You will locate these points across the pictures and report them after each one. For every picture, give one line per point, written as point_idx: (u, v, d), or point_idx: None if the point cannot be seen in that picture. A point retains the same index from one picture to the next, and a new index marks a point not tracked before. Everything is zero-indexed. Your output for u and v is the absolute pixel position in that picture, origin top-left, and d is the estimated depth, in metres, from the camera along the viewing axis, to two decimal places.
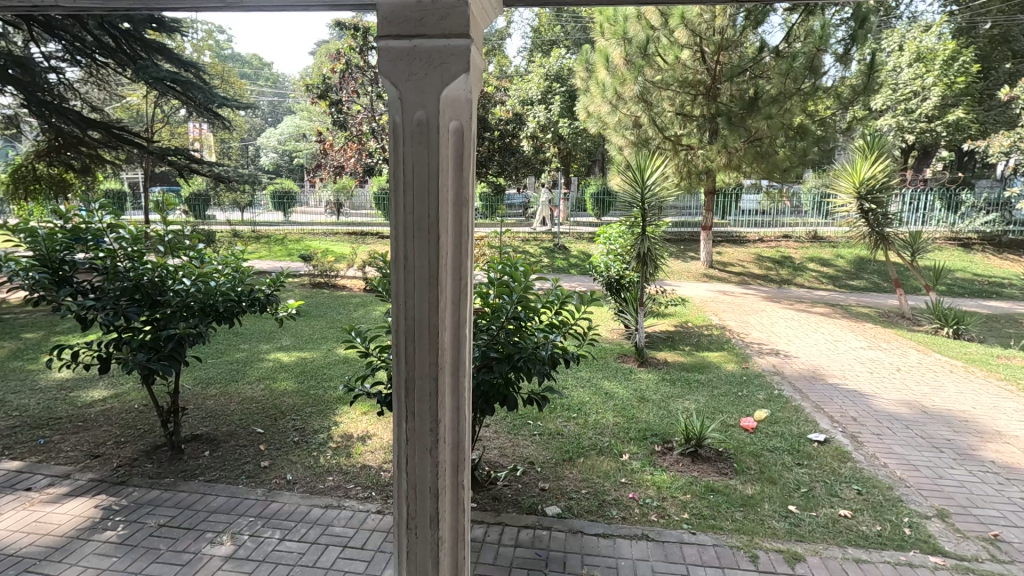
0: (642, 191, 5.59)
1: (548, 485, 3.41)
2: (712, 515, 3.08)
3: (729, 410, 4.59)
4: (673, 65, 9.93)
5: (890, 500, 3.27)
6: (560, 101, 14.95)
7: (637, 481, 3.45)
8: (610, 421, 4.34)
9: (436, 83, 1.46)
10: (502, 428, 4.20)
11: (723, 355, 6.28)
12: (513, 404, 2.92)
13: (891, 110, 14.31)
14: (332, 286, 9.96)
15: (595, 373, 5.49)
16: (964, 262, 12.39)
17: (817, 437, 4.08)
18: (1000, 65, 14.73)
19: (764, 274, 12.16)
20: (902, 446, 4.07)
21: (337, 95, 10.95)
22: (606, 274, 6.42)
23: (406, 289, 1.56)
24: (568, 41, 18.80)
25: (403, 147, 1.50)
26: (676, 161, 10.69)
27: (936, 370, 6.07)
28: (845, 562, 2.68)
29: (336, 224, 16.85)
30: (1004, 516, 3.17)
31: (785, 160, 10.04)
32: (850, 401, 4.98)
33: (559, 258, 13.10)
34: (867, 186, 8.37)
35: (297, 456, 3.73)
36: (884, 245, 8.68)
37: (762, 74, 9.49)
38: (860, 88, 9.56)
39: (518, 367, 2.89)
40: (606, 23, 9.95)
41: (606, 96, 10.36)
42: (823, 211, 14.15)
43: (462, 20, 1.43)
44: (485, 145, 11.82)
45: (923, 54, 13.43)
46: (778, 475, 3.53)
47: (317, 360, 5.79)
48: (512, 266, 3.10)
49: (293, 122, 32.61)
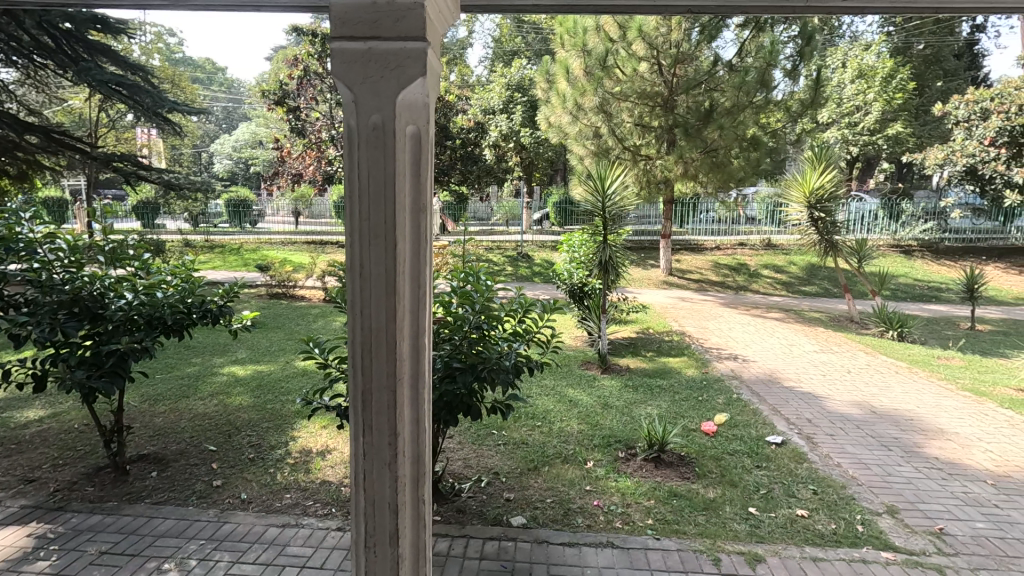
0: (602, 200, 5.66)
1: (513, 496, 3.36)
2: (675, 520, 3.10)
3: (690, 415, 4.66)
4: (631, 77, 10.11)
5: (844, 499, 3.37)
6: (521, 111, 15.06)
7: (601, 488, 3.45)
8: (573, 429, 4.33)
9: (392, 85, 1.42)
10: (465, 439, 4.13)
11: (683, 361, 6.39)
12: (478, 414, 2.87)
13: (836, 123, 14.89)
14: (290, 297, 9.68)
15: (559, 382, 5.47)
16: (904, 268, 13.04)
17: (775, 440, 4.18)
18: (934, 84, 15.89)
19: (721, 281, 12.51)
20: (853, 446, 4.21)
21: (295, 101, 10.74)
22: (570, 282, 6.37)
23: (362, 298, 1.52)
24: (529, 51, 18.96)
25: (357, 151, 1.46)
26: (635, 171, 10.85)
27: (884, 372, 6.34)
28: (802, 561, 2.73)
29: (294, 232, 16.45)
30: (947, 510, 3.31)
31: (739, 171, 10.34)
32: (805, 403, 5.15)
33: (523, 266, 13.15)
34: (817, 196, 8.73)
35: (253, 474, 3.58)
36: (833, 252, 9.02)
37: (717, 87, 9.83)
38: (808, 102, 10.02)
39: (481, 377, 2.83)
40: (566, 34, 10.18)
41: (567, 106, 10.61)
42: (776, 220, 14.87)
43: (417, 22, 1.40)
44: (446, 154, 11.83)
45: (864, 71, 14.20)
46: (738, 477, 3.60)
47: (273, 373, 5.58)
48: (474, 275, 3.10)
49: (248, 127, 31.62)
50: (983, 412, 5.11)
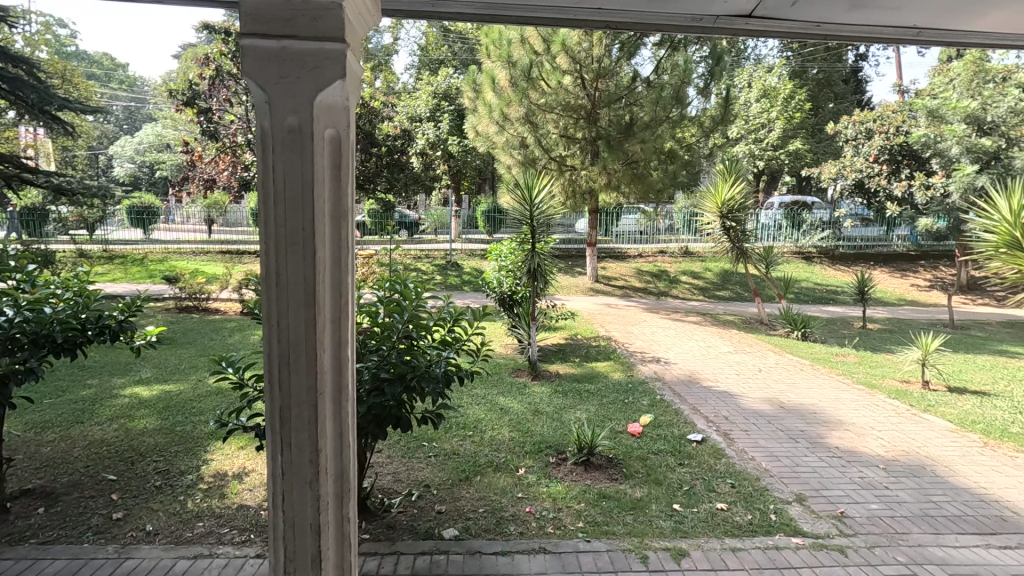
0: (530, 209, 5.74)
1: (444, 508, 3.30)
2: (605, 521, 3.16)
3: (617, 417, 4.79)
4: (556, 89, 10.36)
5: (758, 490, 3.58)
6: (448, 119, 15.00)
7: (533, 494, 3.47)
8: (505, 437, 4.33)
9: (309, 86, 1.37)
10: (395, 452, 4.02)
11: (610, 365, 6.58)
12: (408, 425, 2.79)
13: (744, 139, 15.94)
14: (203, 311, 9.05)
15: (490, 390, 5.45)
16: (806, 273, 14.17)
17: (696, 437, 4.38)
18: (826, 105, 17.48)
19: (644, 287, 13.03)
20: (766, 440, 4.49)
21: (207, 102, 10.14)
22: (499, 290, 6.45)
23: (279, 310, 1.44)
24: (455, 61, 18.93)
25: (272, 154, 1.39)
26: (561, 181, 11.04)
27: (791, 369, 6.83)
28: (722, 553, 2.87)
29: (206, 241, 15.43)
30: (847, 494, 3.60)
31: (658, 182, 10.81)
32: (722, 402, 5.43)
33: (452, 275, 13.07)
34: (728, 206, 9.30)
35: (160, 504, 3.29)
36: (743, 259, 9.65)
37: (636, 102, 10.31)
38: (719, 118, 10.69)
39: (411, 387, 2.76)
40: (492, 45, 10.36)
41: (493, 116, 10.69)
42: (692, 228, 15.65)
43: (336, 23, 1.35)
44: (372, 161, 11.58)
45: (768, 92, 15.38)
46: (662, 475, 3.73)
47: (183, 393, 5.18)
48: (401, 284, 3.05)
49: (153, 129, 29.40)
50: (874, 403, 5.62)
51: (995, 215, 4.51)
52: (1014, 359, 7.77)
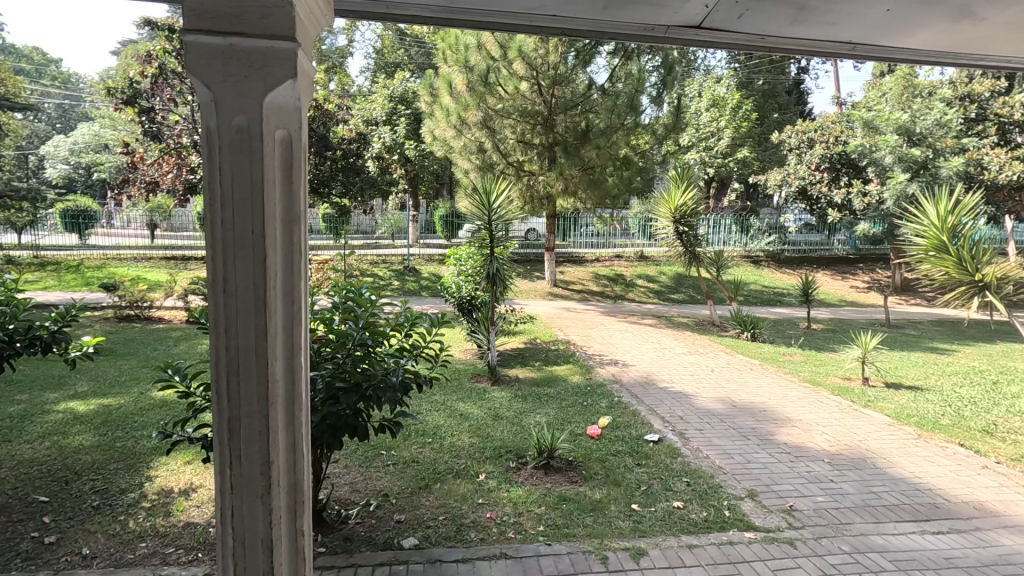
0: (488, 213, 5.74)
1: (403, 517, 3.24)
2: (565, 524, 3.18)
3: (576, 420, 4.84)
4: (513, 95, 10.46)
5: (712, 487, 3.68)
6: (405, 123, 14.85)
7: (493, 500, 3.45)
8: (465, 443, 4.30)
9: (258, 86, 1.33)
10: (352, 462, 3.93)
11: (569, 368, 6.64)
12: (365, 435, 2.72)
13: (695, 146, 16.46)
14: (145, 320, 8.61)
15: (449, 396, 5.40)
16: (754, 276, 14.73)
17: (653, 437, 4.47)
18: (771, 115, 18.28)
19: (601, 291, 13.24)
20: (719, 438, 4.62)
21: (149, 102, 9.74)
22: (457, 295, 6.36)
23: (227, 317, 1.38)
24: (411, 64, 18.80)
25: (218, 156, 1.34)
26: (519, 186, 11.11)
27: (742, 369, 7.07)
28: (679, 550, 2.93)
29: (148, 247, 14.70)
30: (796, 489, 3.74)
31: (614, 188, 11.02)
32: (677, 402, 5.57)
33: (410, 281, 12.92)
34: (680, 212, 9.56)
35: (97, 525, 3.10)
36: (695, 263, 9.95)
37: (591, 109, 10.49)
38: (671, 126, 10.99)
39: (367, 396, 2.69)
40: (449, 50, 10.36)
41: (450, 120, 10.66)
42: (647, 233, 16.03)
43: (287, 22, 1.32)
44: (326, 164, 11.34)
45: (717, 101, 15.96)
46: (621, 476, 3.79)
47: (123, 407, 4.90)
48: (357, 290, 2.98)
49: (90, 128, 27.86)
50: (819, 399, 5.88)
51: (924, 221, 4.75)
52: (943, 355, 8.30)
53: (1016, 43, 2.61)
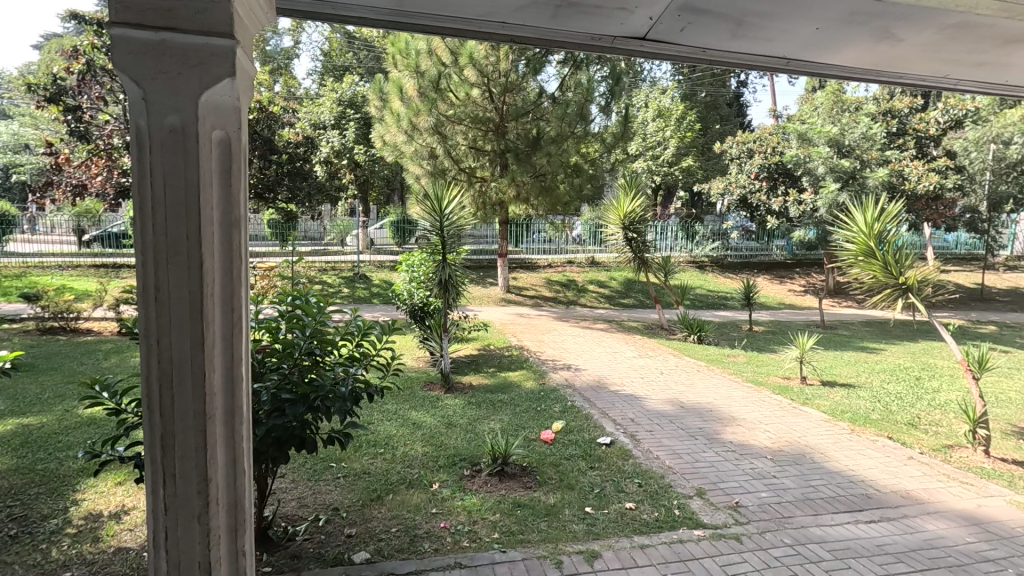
0: (440, 219, 5.70)
1: (354, 531, 3.14)
2: (519, 530, 3.16)
3: (530, 426, 4.85)
4: (464, 101, 10.43)
5: (663, 487, 3.76)
6: (355, 127, 14.57)
7: (447, 509, 3.40)
8: (418, 452, 4.23)
9: (193, 84, 1.27)
10: (300, 476, 3.79)
11: (522, 374, 6.65)
12: (313, 447, 2.62)
13: (642, 155, 16.93)
14: (72, 332, 8.05)
15: (401, 405, 5.30)
16: (700, 281, 15.25)
17: (605, 440, 4.53)
18: (713, 126, 19.05)
19: (553, 296, 13.37)
20: (669, 439, 4.74)
21: (75, 100, 9.16)
22: (410, 302, 6.34)
23: (160, 327, 1.31)
24: (361, 68, 18.51)
25: (149, 156, 1.27)
26: (471, 192, 11.09)
27: (689, 371, 7.28)
28: (631, 551, 2.97)
29: (76, 254, 13.78)
30: (741, 485, 3.88)
31: (565, 195, 11.17)
32: (628, 404, 5.67)
33: (360, 288, 12.66)
34: (629, 219, 9.79)
35: (14, 556, 2.85)
36: (644, 268, 10.19)
37: (542, 117, 10.62)
38: (619, 135, 11.24)
39: (315, 408, 2.59)
40: (399, 54, 10.25)
41: (402, 125, 10.56)
42: (598, 239, 16.21)
43: (224, 18, 1.27)
44: (271, 168, 10.97)
45: (662, 112, 16.50)
46: (575, 480, 3.81)
47: (45, 426, 4.54)
48: (304, 298, 2.88)
49: (8, 127, 25.93)
50: (762, 399, 6.13)
51: (853, 227, 5.12)
52: (873, 354, 8.82)
53: (930, 63, 2.81)
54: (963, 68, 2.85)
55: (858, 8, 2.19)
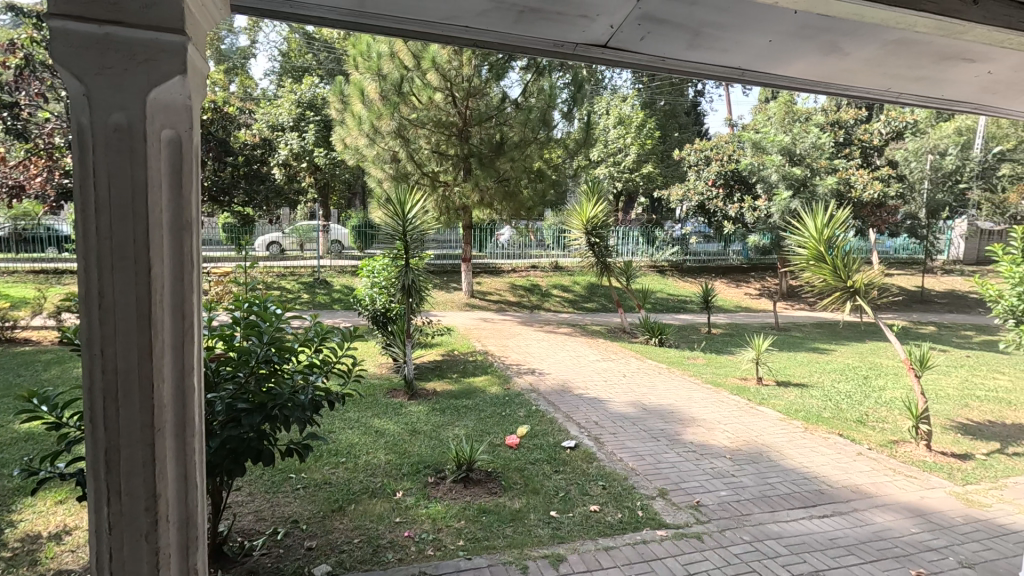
0: (403, 224, 5.63)
1: (314, 543, 3.06)
2: (485, 536, 3.14)
3: (494, 431, 4.83)
4: (426, 105, 10.34)
5: (626, 488, 3.80)
6: (315, 130, 14.28)
7: (412, 518, 3.35)
8: (381, 460, 4.15)
9: (141, 81, 1.22)
10: (257, 488, 3.66)
11: (487, 379, 6.63)
12: (271, 459, 2.53)
13: (604, 161, 17.19)
14: (8, 343, 7.58)
15: (364, 413, 5.20)
16: (660, 285, 15.57)
17: (569, 444, 4.55)
18: (672, 134, 19.55)
19: (518, 301, 13.40)
20: (631, 440, 4.80)
21: (12, 97, 8.65)
22: (372, 307, 6.18)
23: (103, 335, 1.24)
24: (320, 70, 18.18)
25: (92, 155, 1.20)
26: (434, 197, 11.02)
27: (651, 373, 7.42)
28: (597, 553, 2.99)
29: (12, 259, 12.99)
30: (702, 485, 3.96)
31: (528, 200, 11.23)
32: (591, 408, 5.72)
33: (320, 293, 12.39)
34: (592, 224, 9.91)
35: None
36: (607, 273, 10.33)
37: (505, 122, 10.65)
38: (581, 141, 11.39)
39: (273, 417, 2.50)
40: (360, 57, 10.11)
41: (363, 128, 10.42)
42: (561, 244, 16.27)
43: (173, 13, 1.22)
44: (227, 170, 10.64)
45: (623, 119, 16.81)
46: (540, 484, 3.82)
47: None
48: (261, 304, 2.79)
49: None
50: (720, 399, 6.29)
51: (804, 233, 5.29)
52: (824, 355, 9.18)
53: (874, 77, 2.95)
54: (904, 82, 3.00)
55: (807, 23, 2.29)
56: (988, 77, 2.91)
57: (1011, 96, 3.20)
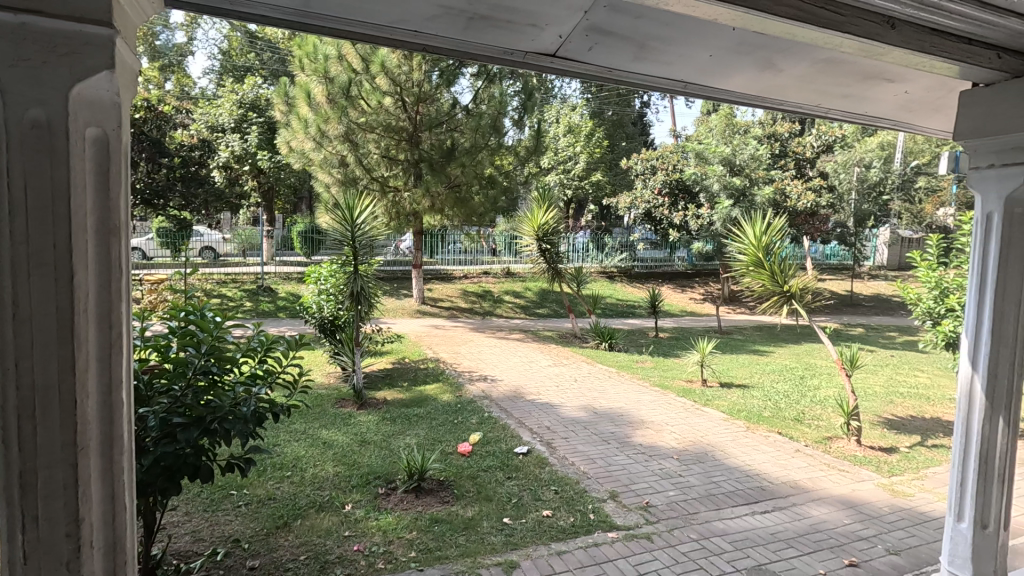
0: (351, 229, 5.51)
1: (257, 562, 2.92)
2: (437, 546, 3.10)
3: (447, 439, 4.78)
4: (376, 109, 10.21)
5: (578, 492, 3.84)
6: (258, 132, 13.80)
7: (361, 531, 3.26)
8: (329, 473, 4.03)
9: (62, 75, 1.14)
10: (194, 508, 3.47)
11: (439, 387, 6.55)
12: (209, 475, 2.40)
13: (554, 169, 17.44)
14: None
15: (311, 424, 5.04)
16: (610, 290, 15.91)
17: (522, 449, 4.56)
18: (619, 143, 20.07)
19: (469, 307, 13.35)
20: (583, 444, 4.86)
21: None
22: (319, 315, 6.01)
23: (19, 348, 1.15)
24: (264, 70, 17.62)
25: (6, 154, 1.12)
26: (384, 202, 10.88)
27: (601, 377, 7.55)
28: (549, 558, 3.00)
29: None
30: (651, 486, 4.05)
31: (480, 207, 11.23)
32: (543, 413, 5.75)
33: (264, 301, 11.95)
34: (543, 230, 10.02)
35: None
36: (558, 279, 10.46)
37: (456, 128, 10.61)
38: (532, 148, 11.52)
39: (211, 431, 2.37)
40: (306, 58, 9.86)
41: (309, 132, 10.17)
42: (513, 250, 16.34)
43: (99, 5, 1.15)
44: (162, 172, 10.14)
45: (573, 128, 17.13)
46: (492, 491, 3.80)
47: None
48: (198, 313, 2.65)
49: None
50: (667, 401, 6.46)
51: (744, 239, 5.53)
52: (763, 356, 9.61)
53: (805, 93, 3.13)
54: (832, 98, 3.20)
55: (744, 40, 2.40)
56: (906, 96, 3.13)
57: (925, 114, 3.47)
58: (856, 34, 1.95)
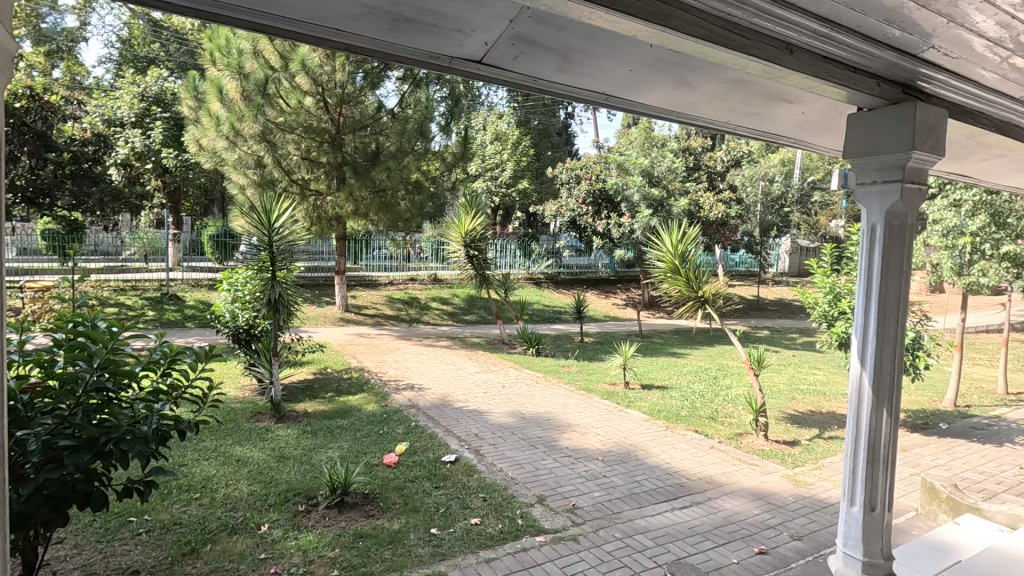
0: (269, 233, 5.24)
1: None
2: (362, 562, 2.98)
3: (371, 450, 4.64)
4: (295, 109, 9.80)
5: (506, 498, 3.84)
6: (163, 128, 12.84)
7: (279, 552, 3.08)
8: (243, 492, 3.78)
9: None
10: (86, 539, 3.14)
11: (363, 397, 6.35)
12: (102, 501, 2.19)
13: (482, 175, 17.51)
14: None
15: (223, 441, 4.72)
16: (537, 296, 16.13)
17: (450, 458, 4.51)
18: (545, 152, 20.48)
19: (395, 314, 13.07)
20: (511, 450, 4.87)
21: None
22: (233, 324, 5.66)
23: None
24: (170, 62, 16.45)
25: None
26: (305, 206, 10.52)
27: (529, 382, 7.62)
28: (478, 566, 2.98)
29: None
30: (577, 488, 4.13)
31: (406, 212, 11.04)
32: (471, 420, 5.72)
33: (170, 309, 11.09)
34: (470, 237, 10.00)
35: None
36: (485, 285, 10.48)
37: (381, 131, 10.35)
38: (459, 155, 11.50)
39: (105, 454, 2.15)
40: (217, 52, 9.32)
41: (222, 130, 9.60)
42: (439, 256, 16.20)
43: None
44: (49, 167, 9.18)
45: (499, 135, 17.28)
46: (419, 502, 3.72)
47: None
48: (89, 323, 2.41)
49: None
50: (593, 404, 6.62)
51: (661, 247, 5.79)
52: (681, 359, 10.10)
53: (717, 110, 3.33)
54: (740, 115, 3.42)
55: (661, 56, 2.53)
56: (804, 116, 3.41)
57: (820, 133, 3.79)
58: (759, 57, 2.11)
